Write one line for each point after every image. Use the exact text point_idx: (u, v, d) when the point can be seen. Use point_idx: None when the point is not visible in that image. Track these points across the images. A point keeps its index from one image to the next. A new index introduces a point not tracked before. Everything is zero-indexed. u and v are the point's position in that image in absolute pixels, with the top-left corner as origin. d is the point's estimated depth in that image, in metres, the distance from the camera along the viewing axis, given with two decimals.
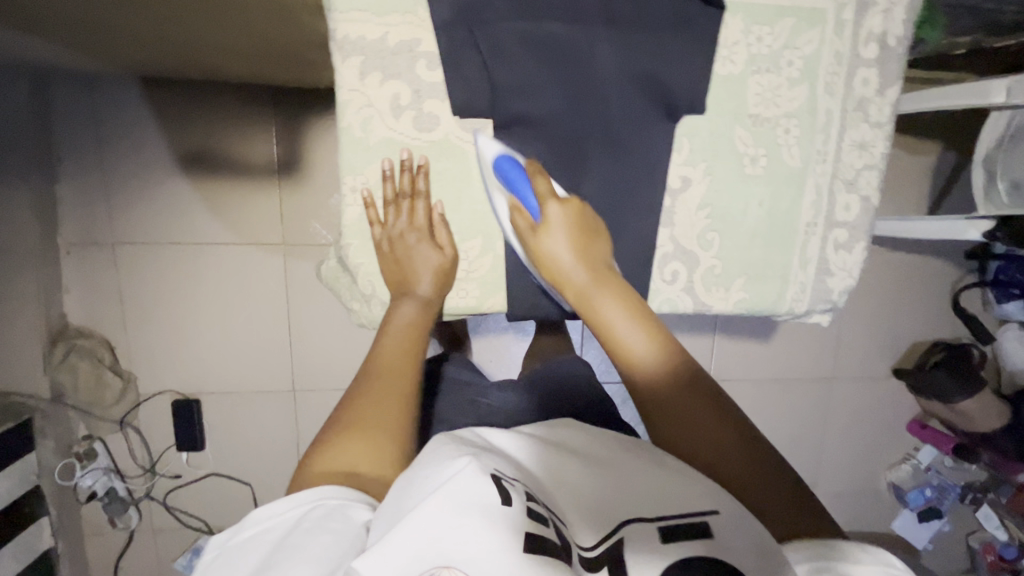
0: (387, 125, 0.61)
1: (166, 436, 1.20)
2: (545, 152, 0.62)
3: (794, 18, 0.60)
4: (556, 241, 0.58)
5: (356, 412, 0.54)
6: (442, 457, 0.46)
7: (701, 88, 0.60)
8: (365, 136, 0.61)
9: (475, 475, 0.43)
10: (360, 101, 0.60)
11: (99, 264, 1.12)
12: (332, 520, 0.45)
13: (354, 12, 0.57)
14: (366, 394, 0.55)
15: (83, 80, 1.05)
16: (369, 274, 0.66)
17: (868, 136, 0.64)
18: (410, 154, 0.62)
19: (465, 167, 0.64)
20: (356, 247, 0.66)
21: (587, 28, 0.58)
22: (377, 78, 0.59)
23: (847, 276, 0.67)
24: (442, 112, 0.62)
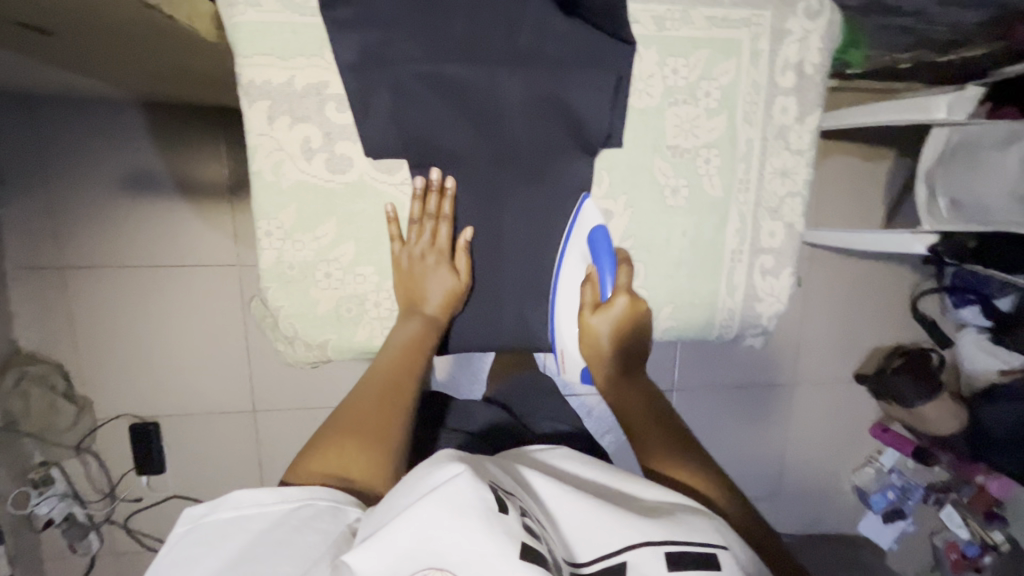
0: (299, 168, 0.60)
1: (125, 460, 1.18)
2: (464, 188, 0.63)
3: (708, 50, 0.59)
4: (604, 326, 0.64)
5: (357, 422, 0.57)
6: (439, 464, 0.49)
7: (617, 121, 0.60)
8: (277, 180, 0.60)
9: (475, 482, 0.46)
10: (270, 145, 0.59)
11: (51, 289, 1.11)
12: (320, 521, 0.48)
13: (259, 57, 0.56)
14: (366, 407, 0.59)
15: (23, 102, 1.03)
16: (289, 318, 0.65)
17: (790, 164, 0.64)
18: (395, 208, 0.63)
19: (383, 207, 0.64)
20: (278, 286, 0.63)
21: (497, 65, 0.57)
22: (286, 122, 0.59)
23: (776, 301, 0.67)
24: (354, 152, 0.61)
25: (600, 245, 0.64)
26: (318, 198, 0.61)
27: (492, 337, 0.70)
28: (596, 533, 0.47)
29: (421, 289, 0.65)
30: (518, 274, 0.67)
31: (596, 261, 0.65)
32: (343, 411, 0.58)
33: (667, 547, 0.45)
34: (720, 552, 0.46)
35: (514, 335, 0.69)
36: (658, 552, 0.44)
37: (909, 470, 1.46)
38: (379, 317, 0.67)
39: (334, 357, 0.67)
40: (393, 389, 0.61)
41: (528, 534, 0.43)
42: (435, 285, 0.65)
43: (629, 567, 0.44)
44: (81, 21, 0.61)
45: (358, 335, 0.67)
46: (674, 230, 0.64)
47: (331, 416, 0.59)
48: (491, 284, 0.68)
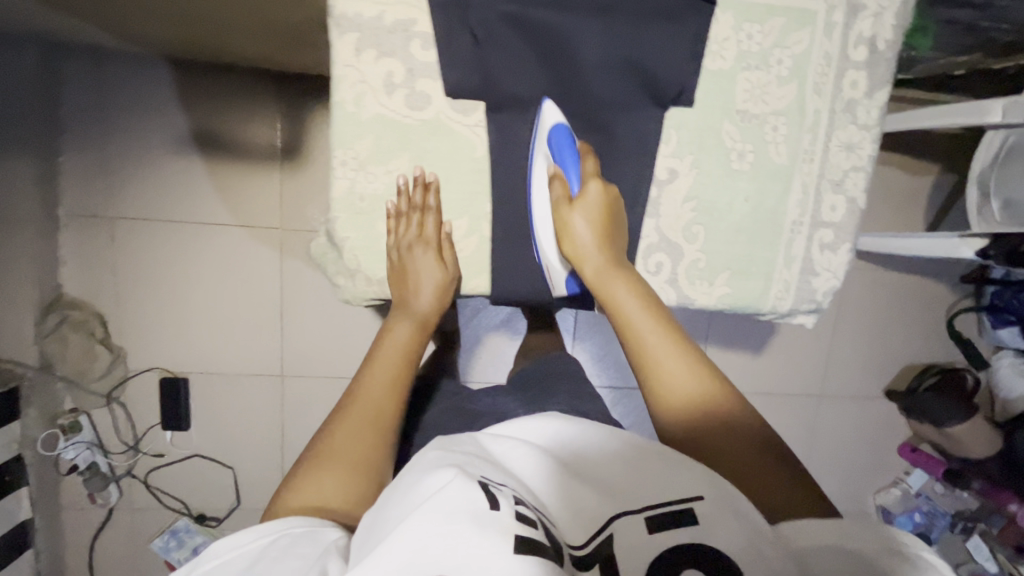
0: (380, 102, 0.61)
1: (153, 413, 1.19)
2: (532, 138, 0.64)
3: (784, 18, 0.60)
4: (581, 220, 0.61)
5: (332, 442, 0.55)
6: (427, 470, 0.48)
7: (690, 80, 0.61)
8: (357, 112, 0.61)
9: (467, 484, 0.45)
10: (354, 77, 0.60)
11: (99, 237, 1.13)
12: (299, 547, 0.45)
13: None
14: (344, 426, 0.56)
15: (92, 55, 1.08)
16: (354, 251, 0.66)
17: (856, 138, 0.64)
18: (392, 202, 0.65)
19: (456, 147, 0.64)
20: (343, 222, 0.65)
21: (580, 15, 0.58)
22: (372, 55, 0.60)
23: (832, 277, 0.67)
24: (435, 91, 0.62)
25: (563, 148, 0.61)
26: (395, 133, 0.62)
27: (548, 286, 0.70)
28: (586, 515, 0.47)
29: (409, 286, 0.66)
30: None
31: (559, 161, 0.61)
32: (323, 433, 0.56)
33: (647, 512, 0.46)
34: (696, 504, 0.45)
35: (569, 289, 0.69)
36: (640, 519, 0.45)
37: (937, 495, 1.43)
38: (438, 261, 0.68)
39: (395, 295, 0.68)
40: (377, 398, 0.59)
41: (521, 525, 0.43)
42: (427, 282, 0.66)
43: (613, 539, 0.44)
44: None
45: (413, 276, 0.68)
46: (737, 195, 0.65)
47: (310, 445, 0.56)
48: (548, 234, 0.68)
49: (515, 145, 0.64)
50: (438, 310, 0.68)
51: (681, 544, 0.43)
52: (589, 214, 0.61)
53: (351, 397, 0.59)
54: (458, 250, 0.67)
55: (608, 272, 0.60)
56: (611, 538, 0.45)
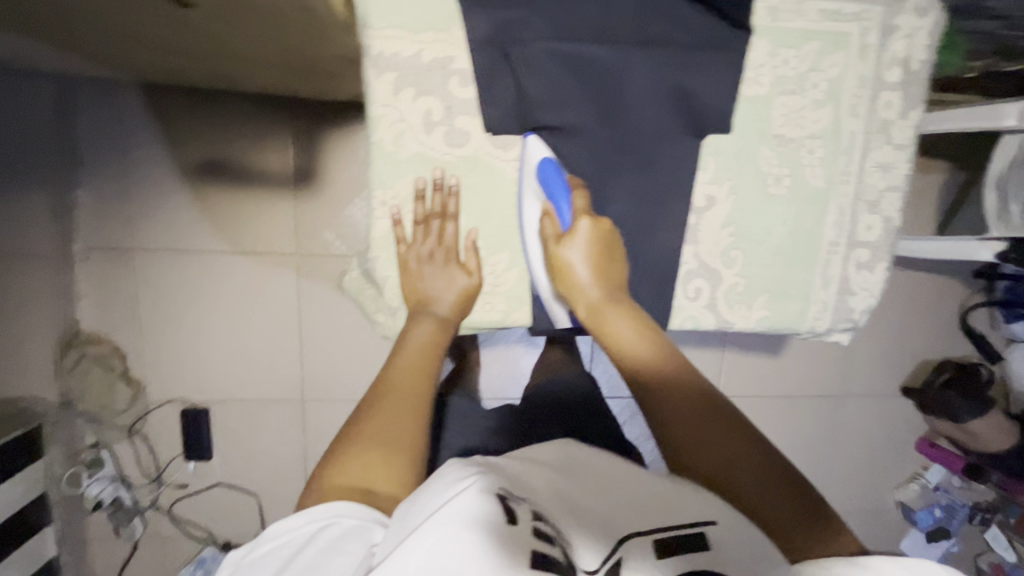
0: (419, 140, 0.61)
1: (175, 444, 1.19)
2: (572, 169, 0.62)
3: (819, 42, 0.61)
4: (575, 251, 0.60)
5: (367, 430, 0.54)
6: (450, 479, 0.49)
7: (730, 108, 0.61)
8: (396, 150, 0.62)
9: (484, 496, 0.46)
10: (392, 116, 0.60)
11: (116, 270, 1.12)
12: (348, 541, 0.45)
13: (390, 30, 0.58)
14: (376, 415, 0.55)
15: (102, 87, 1.06)
16: (396, 288, 0.66)
17: (892, 158, 0.64)
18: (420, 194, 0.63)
19: (496, 183, 0.64)
20: (383, 260, 0.65)
21: (621, 45, 0.58)
22: (410, 94, 0.60)
23: (869, 295, 0.67)
24: (473, 127, 0.62)
25: (551, 178, 0.61)
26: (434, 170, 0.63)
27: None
28: (595, 537, 0.48)
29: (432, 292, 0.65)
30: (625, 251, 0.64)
31: (550, 195, 0.61)
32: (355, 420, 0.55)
33: (657, 535, 0.47)
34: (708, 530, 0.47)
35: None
36: (647, 540, 0.46)
37: (955, 488, 1.44)
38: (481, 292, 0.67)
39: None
40: (409, 389, 0.57)
41: (539, 542, 0.43)
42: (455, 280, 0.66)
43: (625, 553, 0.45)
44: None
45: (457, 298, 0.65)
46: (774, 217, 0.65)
47: (342, 434, 0.55)
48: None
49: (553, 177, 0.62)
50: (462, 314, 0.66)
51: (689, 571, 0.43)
52: (584, 247, 0.61)
53: (379, 388, 0.58)
54: (499, 282, 0.67)
55: (604, 308, 0.60)
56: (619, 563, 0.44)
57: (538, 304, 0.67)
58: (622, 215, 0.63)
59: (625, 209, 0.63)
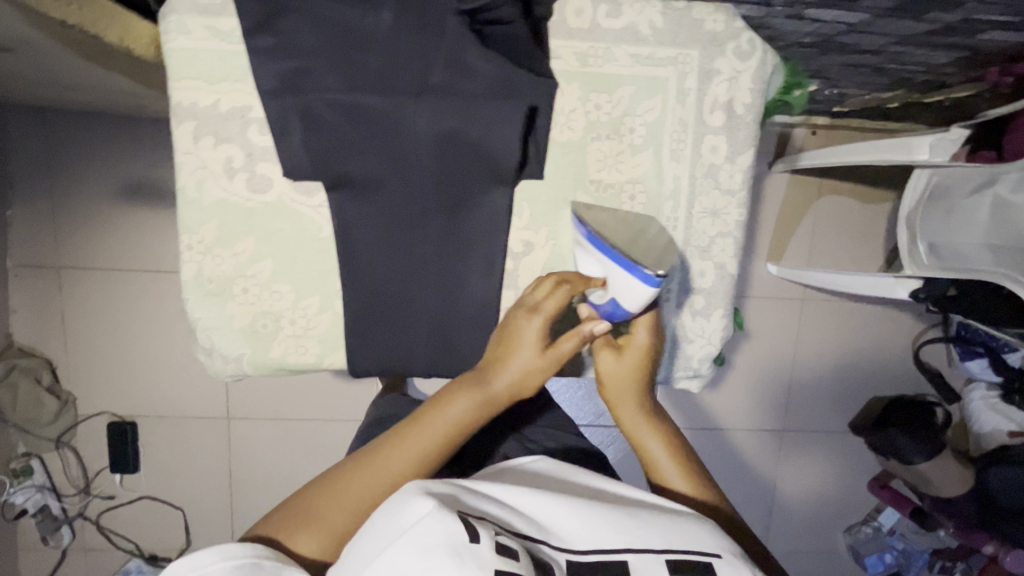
0: (222, 186, 0.60)
1: (101, 457, 1.22)
2: (376, 219, 0.60)
3: (632, 87, 0.60)
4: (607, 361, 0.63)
5: (351, 486, 0.51)
6: (406, 495, 0.43)
7: (538, 154, 0.61)
8: (200, 197, 0.60)
9: (442, 516, 0.39)
10: (193, 164, 0.59)
11: (46, 288, 1.17)
12: None
13: (187, 80, 0.57)
14: (370, 473, 0.51)
15: (32, 112, 1.11)
16: (206, 330, 0.63)
17: (720, 203, 0.63)
18: (229, 238, 0.61)
19: (301, 229, 0.62)
20: (194, 303, 0.62)
21: (407, 92, 0.55)
22: (210, 142, 0.59)
23: (708, 343, 0.67)
24: (275, 173, 0.60)
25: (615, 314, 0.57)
26: (238, 216, 0.61)
27: (439, 365, 0.66)
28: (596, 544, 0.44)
29: (503, 358, 0.58)
30: (436, 296, 0.63)
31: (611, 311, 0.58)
32: (355, 460, 0.52)
33: (671, 556, 0.43)
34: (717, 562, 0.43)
35: (426, 364, 0.66)
36: (662, 561, 0.43)
37: (912, 534, 1.36)
38: (296, 334, 0.64)
39: (250, 372, 0.64)
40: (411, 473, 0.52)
41: (503, 559, 0.38)
42: (510, 363, 0.58)
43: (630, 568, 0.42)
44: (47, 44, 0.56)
45: (274, 351, 0.65)
46: (660, 241, 0.62)
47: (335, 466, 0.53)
48: (392, 309, 0.63)
49: (356, 225, 0.61)
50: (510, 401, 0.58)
51: None
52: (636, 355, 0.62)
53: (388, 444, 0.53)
54: (309, 326, 0.64)
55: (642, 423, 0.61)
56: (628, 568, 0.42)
57: (353, 347, 0.64)
58: (432, 261, 0.62)
59: (433, 256, 0.62)
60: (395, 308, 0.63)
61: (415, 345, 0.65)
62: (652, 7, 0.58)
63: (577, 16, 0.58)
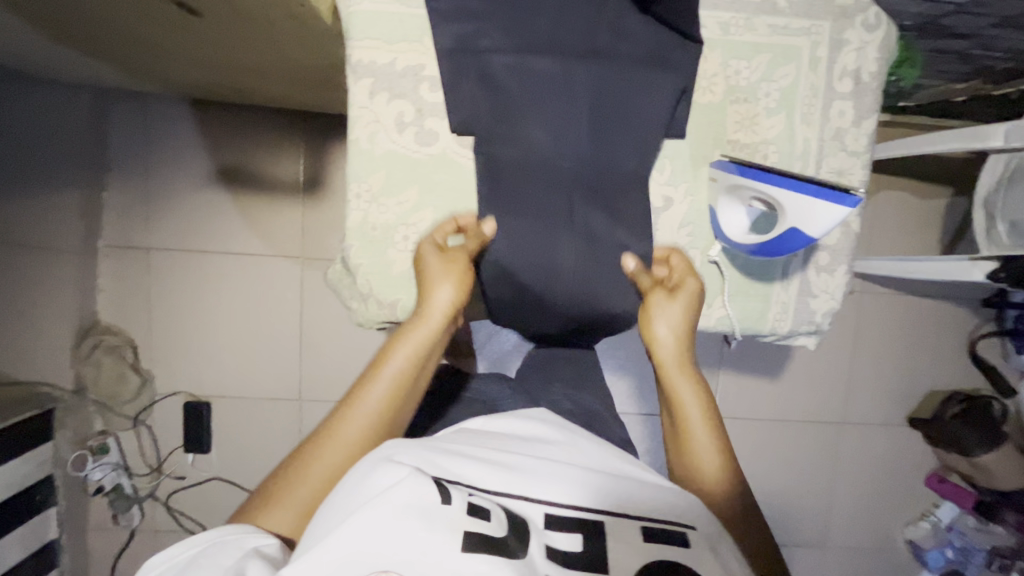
0: (391, 138, 0.67)
1: (176, 436, 1.24)
2: (528, 170, 0.66)
3: (769, 54, 0.66)
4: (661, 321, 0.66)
5: (326, 437, 0.58)
6: (380, 460, 0.51)
7: (683, 117, 0.67)
8: (371, 147, 0.67)
9: (417, 480, 0.48)
10: (368, 117, 0.66)
11: (137, 266, 1.21)
12: (225, 554, 0.49)
13: (370, 41, 0.64)
14: (342, 427, 0.58)
15: (137, 99, 1.16)
16: (366, 276, 0.68)
17: (847, 164, 0.69)
18: (393, 189, 0.68)
19: (462, 180, 0.68)
20: (358, 249, 0.68)
21: (564, 57, 0.64)
22: (385, 97, 0.66)
23: (830, 299, 0.72)
24: (441, 128, 0.67)
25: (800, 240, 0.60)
26: (404, 167, 0.67)
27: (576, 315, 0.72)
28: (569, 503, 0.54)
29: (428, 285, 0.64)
30: (577, 243, 0.68)
31: (789, 238, 0.61)
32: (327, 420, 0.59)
33: (641, 522, 0.53)
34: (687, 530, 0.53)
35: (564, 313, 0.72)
36: (635, 526, 0.52)
37: (970, 530, 1.34)
38: None
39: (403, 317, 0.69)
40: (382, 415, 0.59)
41: (471, 521, 0.48)
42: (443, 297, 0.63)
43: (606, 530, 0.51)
44: (239, 13, 0.62)
45: None
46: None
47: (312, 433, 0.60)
48: (534, 251, 0.68)
49: (511, 176, 0.66)
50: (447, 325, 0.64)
51: (663, 557, 0.50)
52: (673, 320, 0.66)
53: (351, 397, 0.60)
54: None
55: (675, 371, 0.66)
56: (593, 529, 0.51)
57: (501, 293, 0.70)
58: (575, 213, 0.67)
59: (580, 205, 0.67)
60: (540, 257, 0.69)
61: (556, 285, 0.69)
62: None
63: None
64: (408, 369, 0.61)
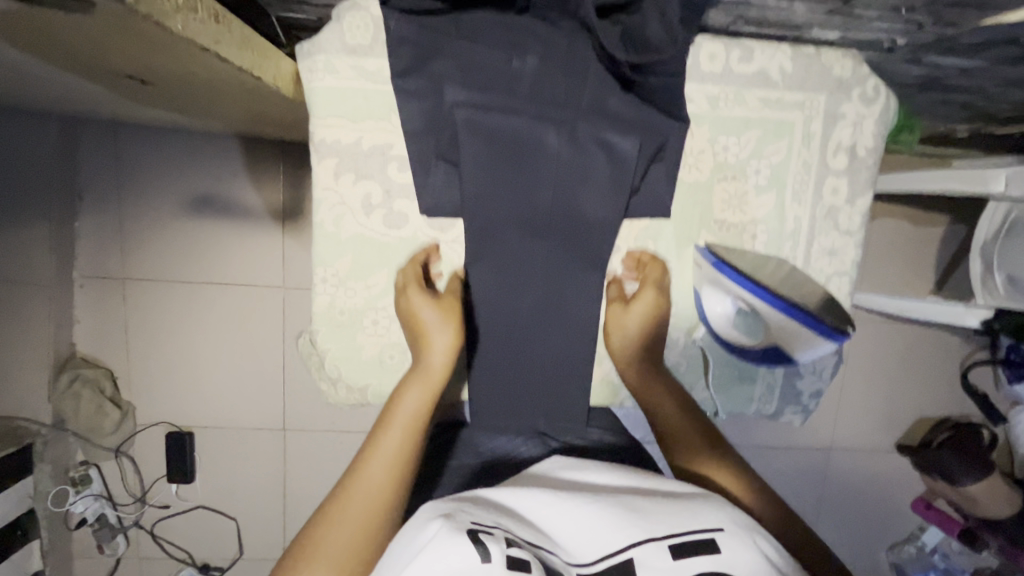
0: (359, 222, 0.68)
1: (160, 467, 1.23)
2: (498, 230, 0.68)
3: (760, 130, 0.67)
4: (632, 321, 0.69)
5: (338, 511, 0.56)
6: (422, 524, 0.47)
7: (667, 200, 0.69)
8: (337, 230, 0.68)
9: (453, 539, 0.43)
10: (332, 200, 0.68)
11: (114, 299, 1.18)
12: None
13: (332, 119, 0.66)
14: (355, 497, 0.56)
15: (107, 125, 1.12)
16: (334, 360, 0.71)
17: (839, 244, 0.70)
18: (363, 272, 0.69)
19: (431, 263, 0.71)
20: (324, 333, 0.70)
21: (547, 127, 0.65)
22: (350, 179, 0.67)
23: (816, 379, 0.73)
24: (411, 211, 0.69)
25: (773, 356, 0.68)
26: (374, 250, 0.69)
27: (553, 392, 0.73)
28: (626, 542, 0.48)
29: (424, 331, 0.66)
30: (542, 311, 0.71)
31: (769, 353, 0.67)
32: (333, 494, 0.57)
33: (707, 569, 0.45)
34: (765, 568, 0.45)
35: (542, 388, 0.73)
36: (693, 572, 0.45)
37: (954, 553, 1.37)
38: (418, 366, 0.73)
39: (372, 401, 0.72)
40: (393, 476, 0.58)
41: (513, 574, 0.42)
42: (440, 342, 0.65)
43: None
44: (194, 78, 0.59)
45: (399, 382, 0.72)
46: (781, 272, 0.68)
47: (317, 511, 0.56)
48: (515, 329, 0.71)
49: (483, 238, 0.68)
50: (447, 372, 0.66)
51: None
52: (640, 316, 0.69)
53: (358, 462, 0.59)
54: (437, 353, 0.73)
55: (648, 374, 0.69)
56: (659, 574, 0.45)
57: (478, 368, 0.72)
58: (538, 278, 0.69)
59: (551, 268, 0.69)
60: (517, 329, 0.71)
61: (528, 358, 0.72)
62: (782, 53, 0.65)
63: (710, 61, 0.66)
64: (409, 428, 0.61)
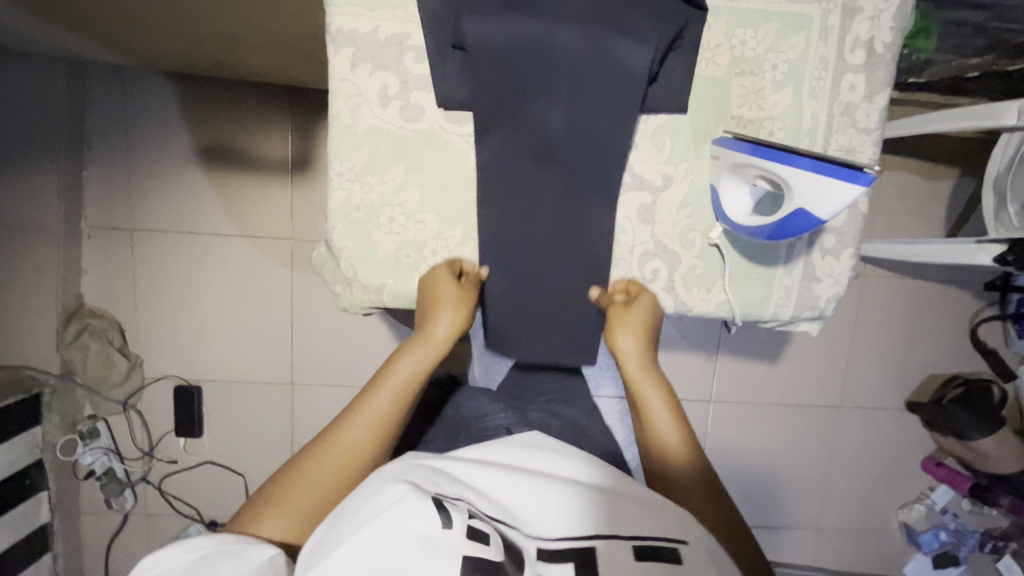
0: (376, 113, 0.69)
1: (168, 420, 1.23)
2: (517, 124, 0.69)
3: (778, 22, 0.69)
4: (626, 339, 0.74)
5: (321, 455, 0.63)
6: (386, 485, 0.53)
7: (685, 93, 0.70)
8: (353, 123, 0.69)
9: (417, 502, 0.49)
10: (349, 90, 0.68)
11: (122, 250, 1.17)
12: (231, 563, 0.51)
13: (347, 7, 0.66)
14: (338, 447, 0.64)
15: (116, 72, 1.12)
16: (350, 259, 0.73)
17: (856, 142, 0.72)
18: (377, 169, 0.71)
19: (450, 156, 0.71)
20: (339, 231, 0.72)
21: (562, 14, 0.65)
22: (367, 69, 0.68)
23: (834, 283, 0.75)
24: (427, 103, 0.70)
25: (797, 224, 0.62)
26: (389, 144, 0.70)
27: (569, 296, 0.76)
28: (568, 528, 0.56)
29: (431, 305, 0.71)
30: (559, 210, 0.72)
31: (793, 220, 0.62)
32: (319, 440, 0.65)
33: (634, 541, 0.54)
34: (679, 547, 0.54)
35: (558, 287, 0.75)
36: (627, 546, 0.53)
37: (964, 512, 1.36)
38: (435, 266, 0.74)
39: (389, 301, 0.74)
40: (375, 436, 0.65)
41: (471, 544, 0.48)
42: (444, 321, 0.71)
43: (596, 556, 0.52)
44: None
45: (414, 283, 0.74)
46: None
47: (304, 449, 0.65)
48: (533, 231, 0.73)
49: (503, 133, 0.69)
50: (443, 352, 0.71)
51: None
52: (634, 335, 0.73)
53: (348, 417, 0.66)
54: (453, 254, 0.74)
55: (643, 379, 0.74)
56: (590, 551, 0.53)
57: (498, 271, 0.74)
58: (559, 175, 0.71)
59: (573, 162, 0.71)
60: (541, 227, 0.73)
61: (550, 261, 0.74)
62: None
63: None
64: (399, 396, 0.67)
